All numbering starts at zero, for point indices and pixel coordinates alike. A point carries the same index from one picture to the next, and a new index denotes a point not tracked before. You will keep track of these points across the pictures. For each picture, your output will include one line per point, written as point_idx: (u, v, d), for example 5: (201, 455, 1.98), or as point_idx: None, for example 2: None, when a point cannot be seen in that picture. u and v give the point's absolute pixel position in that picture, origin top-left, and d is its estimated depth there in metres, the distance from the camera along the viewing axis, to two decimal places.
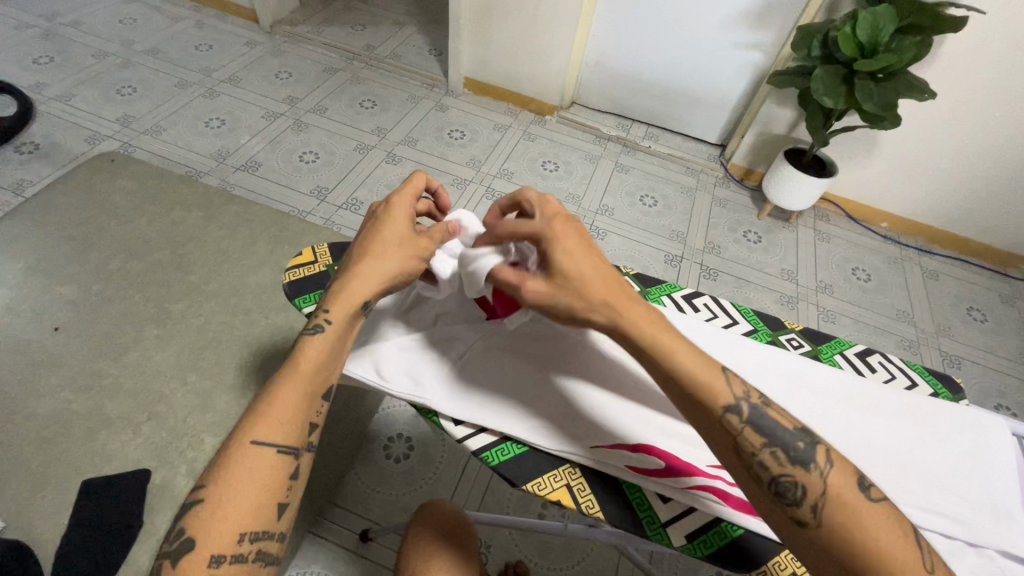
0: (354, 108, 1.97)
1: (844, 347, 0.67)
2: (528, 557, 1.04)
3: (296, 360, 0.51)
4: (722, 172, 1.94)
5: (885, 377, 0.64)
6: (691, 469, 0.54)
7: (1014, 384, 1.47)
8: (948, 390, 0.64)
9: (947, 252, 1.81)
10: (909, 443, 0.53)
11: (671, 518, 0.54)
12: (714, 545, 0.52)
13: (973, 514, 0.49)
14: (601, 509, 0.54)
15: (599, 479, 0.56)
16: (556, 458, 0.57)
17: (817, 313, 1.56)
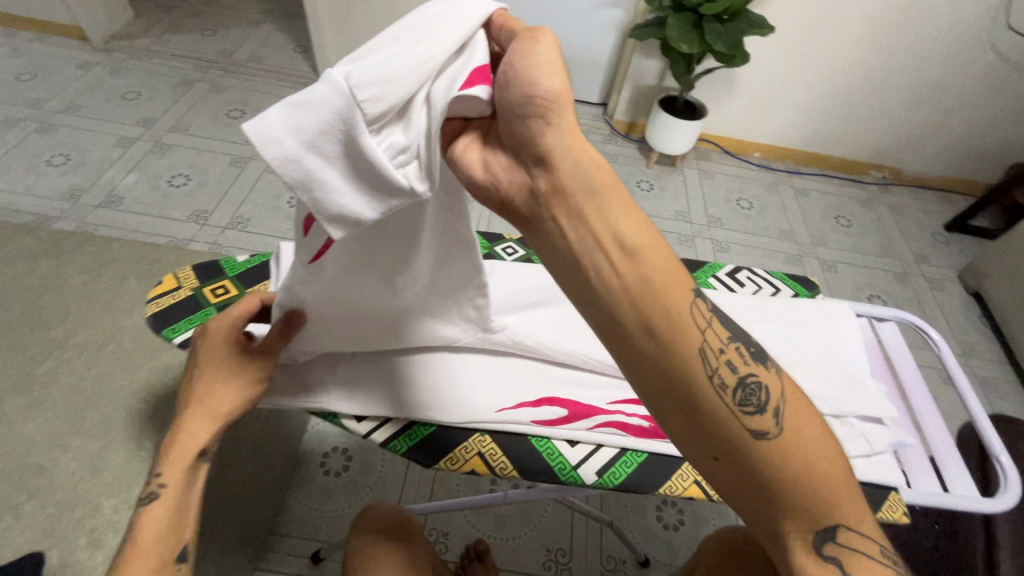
0: (221, 120, 1.82)
1: (715, 271, 0.72)
2: (486, 533, 1.06)
3: (134, 542, 0.49)
4: (607, 130, 2.02)
5: (753, 287, 0.71)
6: (590, 410, 0.58)
7: (880, 276, 1.68)
8: (803, 288, 0.72)
9: (811, 170, 2.00)
10: (776, 340, 0.60)
11: (581, 460, 0.57)
12: (623, 475, 0.56)
13: (834, 390, 0.55)
14: (514, 467, 0.56)
15: (507, 440, 0.58)
16: (464, 430, 0.57)
17: (712, 246, 1.68)
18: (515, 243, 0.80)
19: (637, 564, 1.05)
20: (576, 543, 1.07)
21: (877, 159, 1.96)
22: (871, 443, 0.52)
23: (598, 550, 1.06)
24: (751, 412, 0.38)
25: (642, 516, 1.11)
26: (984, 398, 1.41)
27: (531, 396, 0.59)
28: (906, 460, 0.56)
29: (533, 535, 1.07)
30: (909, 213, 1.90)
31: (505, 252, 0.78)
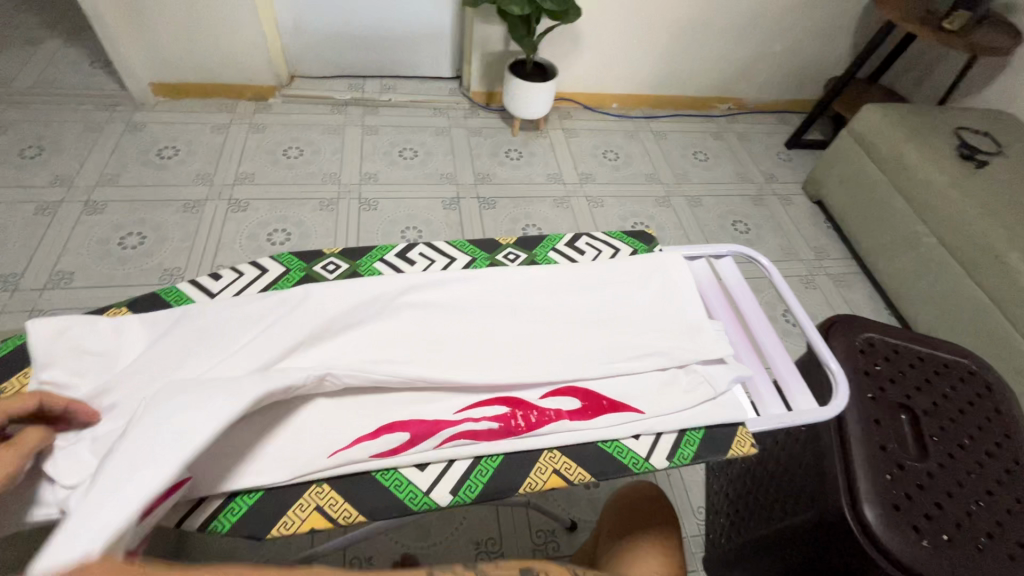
0: (14, 163, 1.54)
1: (555, 242, 0.77)
2: (410, 545, 1.03)
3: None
4: (467, 103, 1.96)
5: (593, 254, 0.76)
6: (436, 426, 0.55)
7: (739, 202, 1.80)
8: (641, 243, 0.78)
9: (665, 112, 2.09)
10: (619, 304, 0.67)
11: (432, 484, 0.53)
12: (477, 487, 0.53)
13: (674, 342, 0.64)
14: (360, 511, 0.51)
15: (349, 484, 0.53)
16: (297, 485, 0.52)
17: (587, 203, 1.71)
18: (337, 256, 0.72)
19: (566, 531, 1.07)
20: (503, 529, 1.06)
21: (720, 92, 2.08)
22: (712, 385, 0.60)
23: (527, 528, 1.07)
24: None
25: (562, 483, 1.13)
26: (837, 293, 1.58)
27: (370, 428, 0.55)
28: (755, 390, 0.64)
29: (460, 533, 1.05)
30: (755, 138, 2.05)
31: (326, 269, 0.70)
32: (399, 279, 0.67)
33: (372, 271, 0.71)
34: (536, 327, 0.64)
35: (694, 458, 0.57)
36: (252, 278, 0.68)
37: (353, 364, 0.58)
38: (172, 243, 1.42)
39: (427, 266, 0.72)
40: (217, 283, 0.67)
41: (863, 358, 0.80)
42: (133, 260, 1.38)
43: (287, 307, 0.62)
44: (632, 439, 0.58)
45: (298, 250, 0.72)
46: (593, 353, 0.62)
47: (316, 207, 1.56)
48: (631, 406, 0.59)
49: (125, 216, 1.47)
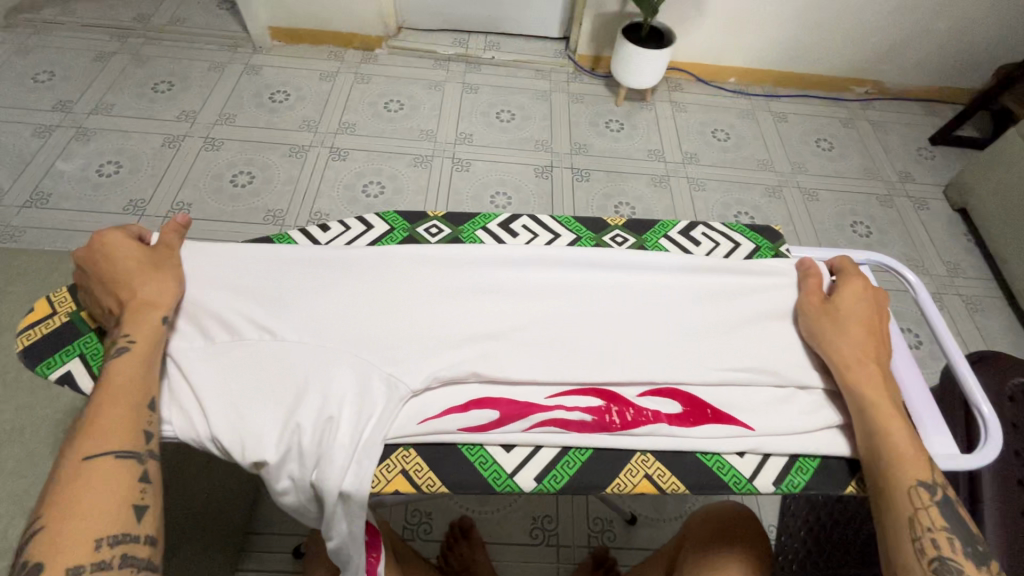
0: (148, 96, 1.66)
1: (669, 229, 0.71)
2: (470, 508, 1.05)
3: (98, 426, 0.47)
4: (571, 67, 1.87)
5: (709, 246, 0.70)
6: (528, 409, 0.54)
7: (863, 201, 1.61)
8: (766, 239, 0.71)
9: (789, 91, 1.88)
10: (734, 305, 0.62)
11: (517, 467, 0.52)
12: (564, 478, 0.51)
13: (796, 360, 0.58)
14: (443, 482, 0.51)
15: (435, 453, 0.52)
16: (386, 446, 0.52)
17: (687, 185, 1.59)
18: (440, 220, 0.70)
19: (624, 522, 1.05)
20: (560, 509, 1.06)
21: (859, 72, 1.84)
22: (838, 413, 0.55)
23: (585, 513, 1.05)
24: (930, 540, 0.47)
25: None
26: (968, 317, 1.39)
27: (459, 400, 0.54)
28: None
29: (517, 505, 1.06)
30: (892, 129, 1.81)
31: (429, 232, 0.69)
32: (504, 252, 0.64)
33: (474, 237, 0.69)
34: (641, 317, 0.60)
35: (803, 488, 0.53)
36: (358, 233, 0.68)
37: (448, 334, 0.57)
38: (277, 185, 1.50)
39: (530, 240, 0.69)
40: (325, 234, 0.68)
41: (1011, 408, 0.68)
42: (242, 198, 1.46)
43: (390, 265, 0.62)
44: (736, 456, 0.54)
45: (402, 209, 0.71)
46: (701, 355, 0.58)
47: (411, 163, 1.57)
48: (738, 420, 0.54)
49: (238, 154, 1.56)
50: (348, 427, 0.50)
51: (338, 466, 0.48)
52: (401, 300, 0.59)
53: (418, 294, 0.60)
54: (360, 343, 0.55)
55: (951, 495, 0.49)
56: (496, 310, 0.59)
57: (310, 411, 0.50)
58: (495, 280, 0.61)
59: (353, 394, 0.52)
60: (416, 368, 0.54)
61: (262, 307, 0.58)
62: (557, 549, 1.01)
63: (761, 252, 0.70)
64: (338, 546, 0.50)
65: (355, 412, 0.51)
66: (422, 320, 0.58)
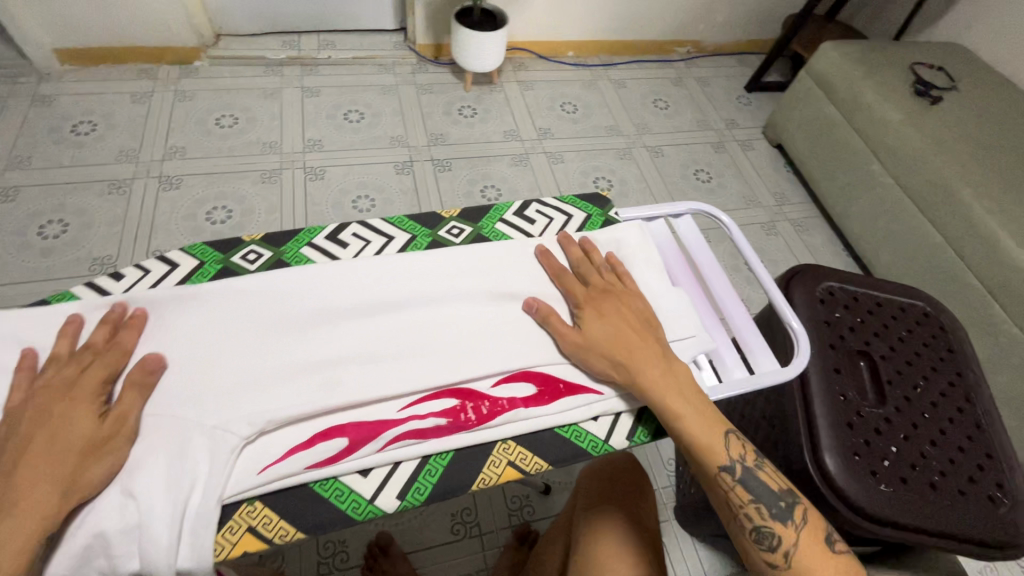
0: None
1: (503, 213, 0.73)
2: (384, 524, 1.02)
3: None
4: (414, 58, 1.84)
5: (544, 222, 0.73)
6: (379, 427, 0.52)
7: (700, 150, 1.77)
8: (596, 207, 0.75)
9: (623, 59, 2.01)
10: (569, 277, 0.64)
11: (377, 491, 0.50)
12: (427, 487, 0.51)
13: None
14: (298, 528, 0.48)
15: (285, 499, 0.49)
16: (226, 506, 0.48)
17: (546, 160, 1.65)
18: (258, 243, 0.65)
19: (540, 493, 1.08)
20: (477, 498, 1.06)
21: (679, 34, 2.01)
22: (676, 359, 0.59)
23: (501, 496, 1.07)
24: (750, 513, 0.53)
25: None
26: (798, 238, 1.59)
27: (304, 434, 0.51)
28: (719, 357, 0.64)
29: (435, 507, 1.04)
30: (714, 83, 2.00)
31: (246, 259, 0.64)
32: (337, 268, 0.61)
33: (300, 257, 0.65)
34: (485, 307, 0.60)
35: (653, 436, 0.57)
36: (161, 275, 0.61)
37: (282, 369, 0.53)
38: (100, 229, 1.31)
39: (361, 249, 0.66)
40: (119, 284, 0.60)
41: (823, 307, 0.80)
42: (57, 250, 1.26)
43: (207, 305, 0.56)
44: (591, 422, 0.57)
45: (211, 239, 0.65)
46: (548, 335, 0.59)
47: (258, 180, 1.46)
48: (589, 388, 0.57)
49: (41, 201, 1.34)
50: (168, 498, 0.45)
51: (164, 548, 0.44)
52: (220, 344, 0.54)
53: (239, 335, 0.55)
54: (175, 401, 0.50)
55: (749, 462, 0.55)
56: (331, 333, 0.56)
57: (116, 494, 0.45)
58: (327, 303, 0.58)
59: (168, 462, 0.47)
60: (245, 414, 0.50)
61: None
62: (480, 538, 1.02)
63: (592, 220, 0.73)
64: None
65: (174, 484, 0.46)
66: (251, 362, 0.53)
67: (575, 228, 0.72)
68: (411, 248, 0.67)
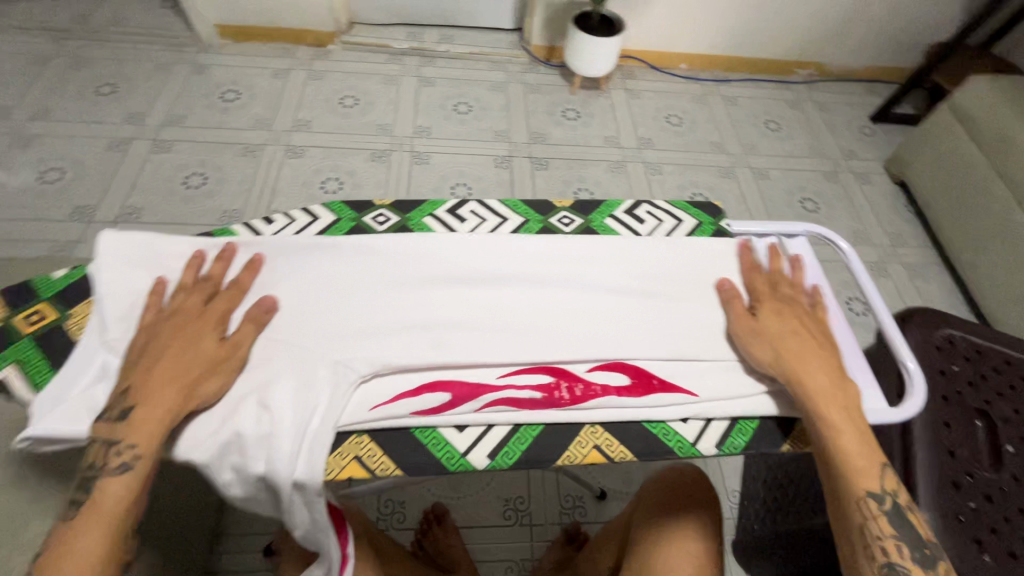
0: (92, 100, 1.61)
1: (613, 210, 0.73)
2: (442, 496, 1.06)
3: (97, 498, 0.45)
4: (526, 57, 1.89)
5: (653, 224, 0.73)
6: (477, 390, 0.54)
7: (810, 178, 1.68)
8: (708, 216, 0.74)
9: (738, 76, 1.94)
10: (674, 282, 0.65)
11: (471, 446, 0.52)
12: (517, 453, 0.52)
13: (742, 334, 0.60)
14: (397, 465, 0.51)
15: (390, 437, 0.52)
16: (339, 434, 0.51)
17: (643, 169, 1.63)
18: (388, 208, 0.71)
19: (595, 498, 1.08)
20: (532, 489, 1.08)
21: (804, 55, 1.91)
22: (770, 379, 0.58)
23: (556, 492, 1.08)
24: (886, 547, 0.49)
25: None
26: (910, 283, 1.46)
27: (411, 383, 0.54)
28: None
29: (490, 488, 1.07)
30: (836, 109, 1.89)
31: (376, 220, 0.69)
32: (455, 241, 0.65)
33: (422, 225, 0.69)
34: (589, 297, 0.62)
35: (744, 448, 0.55)
36: (304, 225, 0.68)
37: (397, 323, 0.58)
38: (232, 185, 1.47)
39: (477, 226, 0.70)
40: (269, 227, 0.67)
41: (941, 356, 0.73)
42: (196, 199, 1.43)
43: (340, 256, 0.62)
44: (680, 422, 0.56)
45: (350, 200, 0.71)
46: (645, 333, 0.60)
47: (369, 157, 1.57)
48: (682, 388, 0.57)
49: (188, 156, 1.52)
50: (292, 415, 0.50)
51: (286, 456, 0.47)
52: (348, 292, 0.59)
53: (365, 287, 0.60)
54: (305, 335, 0.56)
55: (900, 501, 0.51)
56: (443, 297, 0.60)
57: (252, 404, 0.50)
58: (444, 271, 0.62)
59: (297, 385, 0.51)
60: (365, 355, 0.54)
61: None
62: (530, 528, 1.03)
63: (702, 228, 0.73)
64: (304, 534, 0.50)
65: (299, 405, 0.50)
66: (373, 312, 0.58)
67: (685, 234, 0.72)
68: (522, 231, 0.69)
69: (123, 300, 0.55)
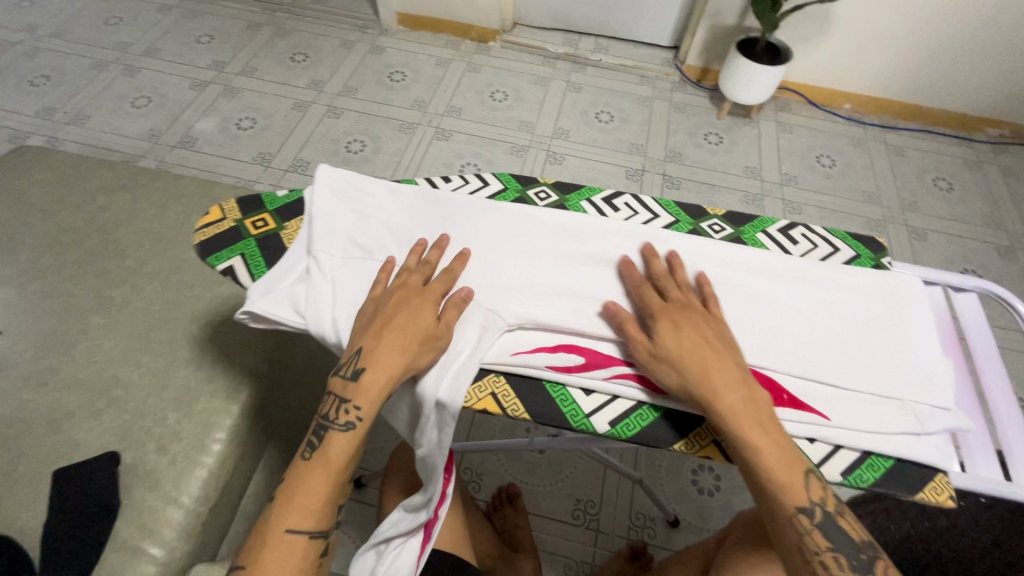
0: (287, 64, 1.86)
1: (766, 225, 0.70)
2: (517, 477, 1.09)
3: (326, 452, 0.54)
4: (677, 76, 1.87)
5: (809, 247, 0.68)
6: (610, 361, 0.56)
7: (978, 248, 1.49)
8: (868, 250, 0.69)
9: (910, 124, 1.77)
10: (832, 303, 0.60)
11: (595, 409, 0.54)
12: (636, 427, 0.53)
13: (900, 374, 0.56)
14: (527, 410, 0.54)
15: (522, 384, 0.55)
16: (480, 369, 0.55)
17: (781, 206, 1.55)
18: (549, 187, 0.74)
19: (666, 523, 1.05)
20: (605, 496, 1.08)
21: (997, 111, 1.70)
22: (921, 425, 0.52)
23: (628, 506, 1.07)
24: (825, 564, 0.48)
25: (676, 477, 1.10)
26: None
27: (549, 342, 0.57)
28: (971, 451, 0.57)
29: (563, 484, 1.09)
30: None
31: (538, 196, 0.72)
32: (605, 223, 0.66)
33: (577, 207, 0.71)
34: (737, 303, 0.60)
35: (872, 485, 0.51)
36: (474, 187, 0.73)
37: (543, 285, 0.60)
38: (385, 155, 1.63)
39: (629, 216, 0.70)
40: (445, 184, 0.73)
41: None
42: (353, 163, 1.60)
43: (500, 216, 0.66)
44: (807, 442, 0.53)
45: (517, 173, 0.75)
46: (790, 349, 0.57)
47: (508, 150, 1.65)
48: (816, 409, 0.53)
49: (353, 124, 1.70)
50: (444, 343, 0.55)
51: (435, 376, 0.53)
52: (503, 248, 0.63)
53: (517, 247, 0.63)
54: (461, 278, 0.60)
55: (830, 508, 0.50)
56: (589, 273, 0.62)
57: None
58: (594, 246, 0.64)
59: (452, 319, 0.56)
60: (513, 307, 0.57)
61: (392, 237, 0.63)
62: (596, 534, 1.04)
63: (860, 260, 0.68)
64: (425, 453, 0.53)
65: (451, 337, 0.55)
66: (523, 271, 0.61)
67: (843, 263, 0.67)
68: (673, 229, 0.69)
69: (327, 221, 0.62)
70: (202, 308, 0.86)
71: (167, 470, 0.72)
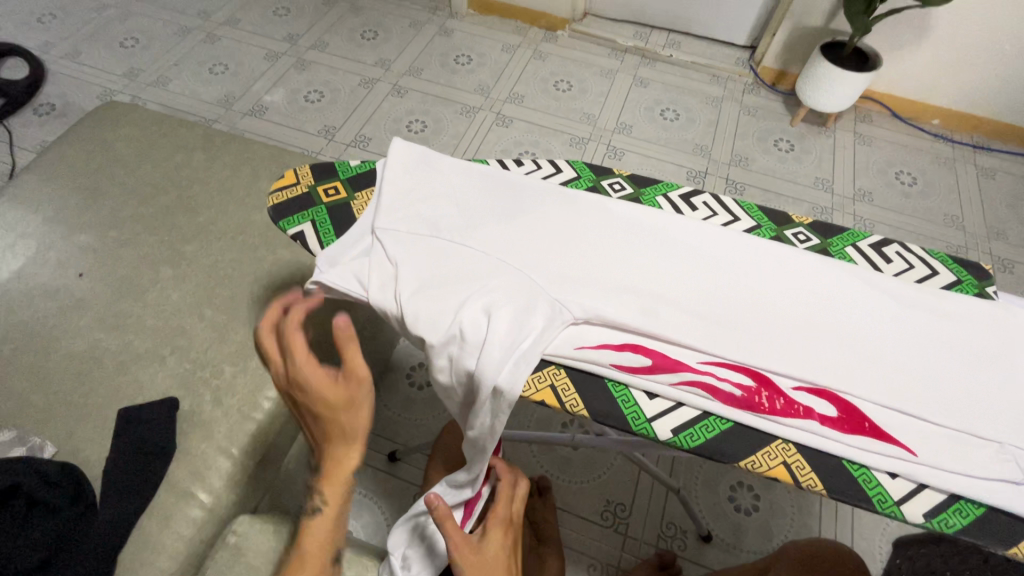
0: (357, 41, 1.89)
1: (859, 239, 0.66)
2: (549, 472, 1.08)
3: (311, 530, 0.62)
4: (751, 78, 1.79)
5: (903, 267, 0.64)
6: (677, 365, 0.54)
7: None
8: (972, 277, 0.63)
9: (1004, 146, 1.64)
10: (926, 331, 0.56)
11: (658, 414, 0.53)
12: (700, 439, 0.51)
13: (999, 414, 0.51)
14: (586, 408, 0.53)
15: (583, 380, 0.54)
16: (541, 359, 0.54)
17: (852, 223, 1.47)
18: (624, 178, 0.72)
19: (698, 538, 1.02)
20: (637, 501, 1.05)
21: None
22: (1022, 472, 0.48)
23: (659, 513, 1.04)
24: None
25: (713, 492, 1.06)
26: None
27: (616, 339, 0.55)
28: None
29: (595, 484, 1.07)
30: None
31: (612, 187, 0.70)
32: (682, 223, 0.64)
33: (652, 202, 0.69)
34: (820, 319, 0.56)
35: (958, 531, 0.48)
36: (547, 174, 0.72)
37: (613, 280, 0.58)
38: (445, 137, 1.63)
39: (707, 217, 0.67)
40: (518, 168, 0.72)
41: None
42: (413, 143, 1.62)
43: (574, 207, 0.64)
44: (886, 476, 0.50)
45: (592, 161, 0.73)
46: (877, 375, 0.53)
47: (567, 141, 1.63)
48: (901, 441, 0.50)
49: (416, 104, 1.72)
50: (506, 330, 0.53)
51: (495, 362, 0.51)
52: (574, 238, 0.61)
53: (589, 238, 0.61)
54: (528, 265, 0.58)
55: None
56: (662, 272, 0.59)
57: (475, 308, 0.54)
58: (667, 246, 0.61)
59: (517, 306, 0.54)
60: (581, 300, 0.56)
61: (458, 215, 0.62)
62: (623, 538, 1.02)
63: (962, 286, 0.62)
64: (477, 436, 0.53)
65: (516, 323, 0.53)
66: (593, 264, 0.59)
67: (941, 287, 0.62)
68: (754, 234, 0.65)
69: (397, 199, 0.63)
70: (263, 270, 0.88)
71: (219, 421, 0.75)
